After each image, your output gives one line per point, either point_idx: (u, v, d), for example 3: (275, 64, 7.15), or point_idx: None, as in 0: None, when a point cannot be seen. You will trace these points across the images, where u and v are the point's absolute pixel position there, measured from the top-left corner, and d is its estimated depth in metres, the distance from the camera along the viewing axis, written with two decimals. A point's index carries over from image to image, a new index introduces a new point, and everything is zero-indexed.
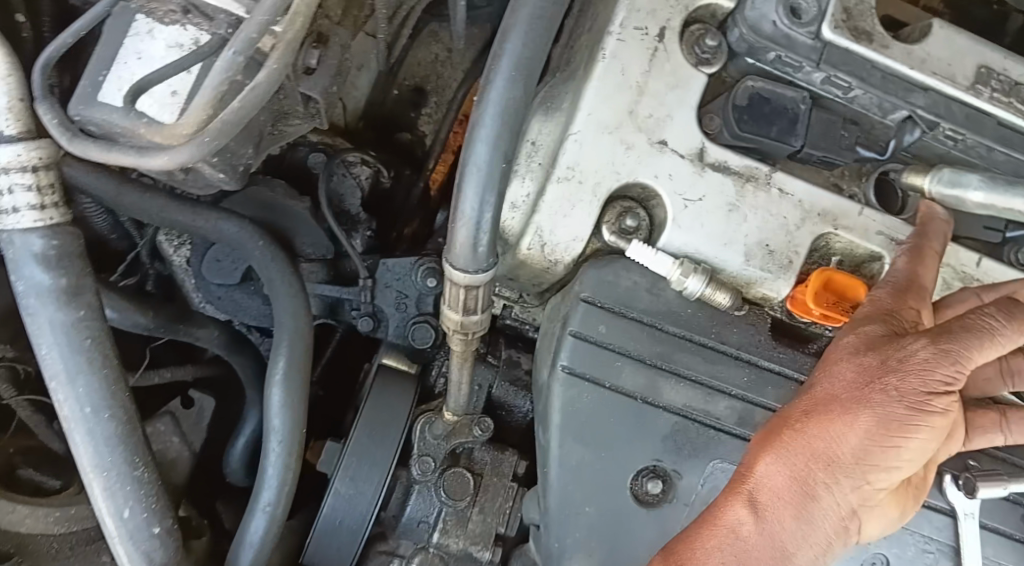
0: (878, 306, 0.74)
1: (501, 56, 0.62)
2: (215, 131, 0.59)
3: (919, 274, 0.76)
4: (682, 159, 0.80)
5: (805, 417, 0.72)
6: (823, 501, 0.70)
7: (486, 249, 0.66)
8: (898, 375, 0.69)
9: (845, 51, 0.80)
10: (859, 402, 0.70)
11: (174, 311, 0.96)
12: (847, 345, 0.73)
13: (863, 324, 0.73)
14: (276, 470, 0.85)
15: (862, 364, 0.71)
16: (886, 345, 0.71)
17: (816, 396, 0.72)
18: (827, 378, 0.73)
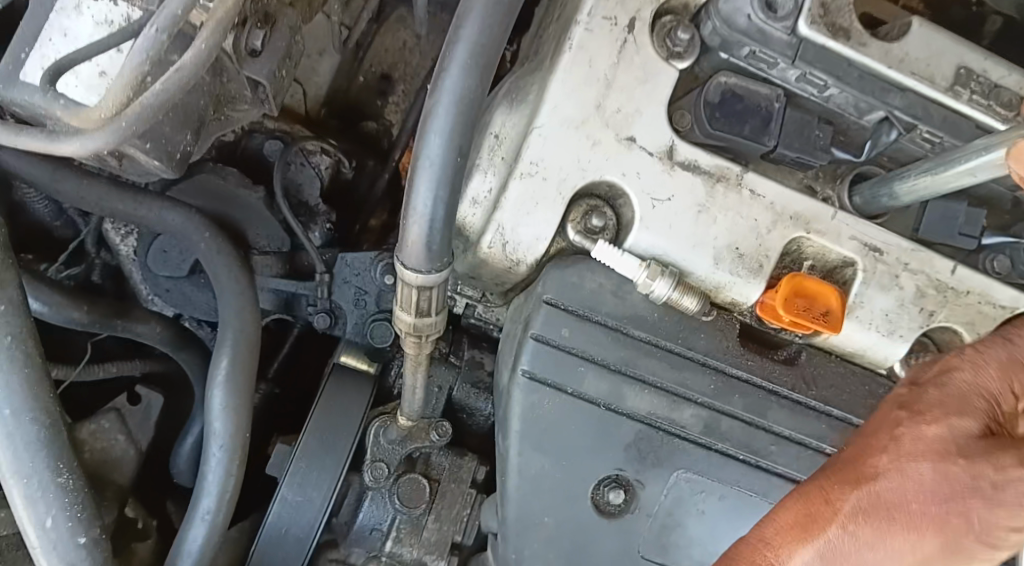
0: (979, 388, 0.62)
1: (458, 40, 0.57)
2: (134, 116, 0.54)
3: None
4: (651, 157, 0.76)
5: (860, 520, 0.59)
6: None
7: (440, 247, 0.62)
8: (987, 523, 0.58)
9: (822, 47, 0.76)
10: (929, 522, 0.58)
11: (110, 304, 0.90)
12: (958, 464, 0.59)
13: (969, 420, 0.60)
14: (216, 476, 0.81)
15: (948, 492, 0.58)
16: (964, 476, 0.58)
17: (880, 497, 0.60)
18: (904, 487, 0.59)
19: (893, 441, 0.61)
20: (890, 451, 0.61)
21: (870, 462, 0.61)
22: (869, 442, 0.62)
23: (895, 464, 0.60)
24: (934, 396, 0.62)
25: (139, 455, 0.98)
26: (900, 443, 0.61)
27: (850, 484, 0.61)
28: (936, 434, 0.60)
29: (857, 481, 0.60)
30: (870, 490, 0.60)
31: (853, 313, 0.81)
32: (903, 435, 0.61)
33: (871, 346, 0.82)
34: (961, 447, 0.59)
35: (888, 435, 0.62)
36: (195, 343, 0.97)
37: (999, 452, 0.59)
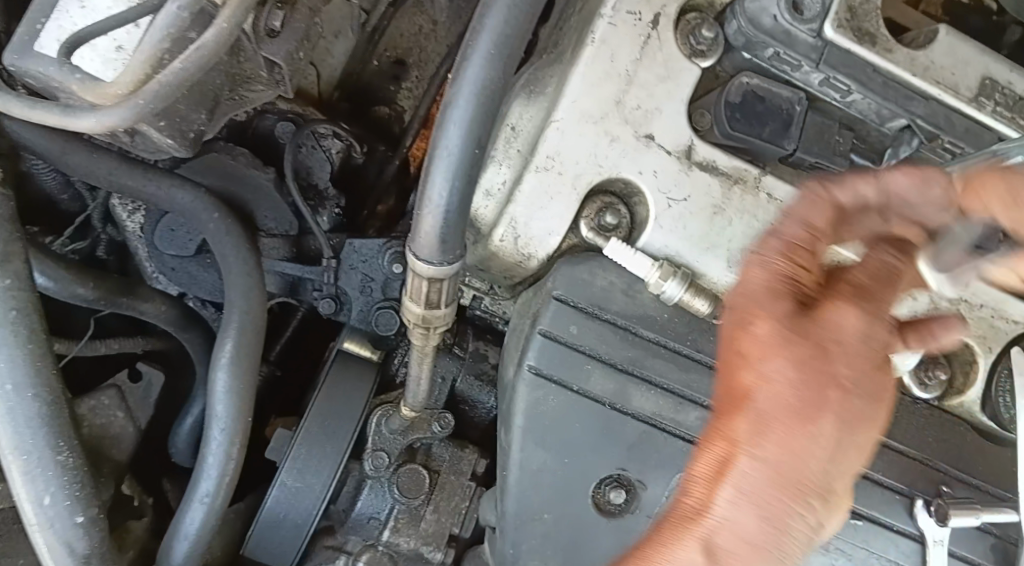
0: (786, 244, 0.56)
1: (482, 29, 0.56)
2: (151, 93, 0.52)
3: (913, 203, 0.58)
4: (669, 156, 0.75)
5: (753, 443, 0.52)
6: (794, 541, 0.53)
7: (454, 239, 0.61)
8: (858, 372, 0.53)
9: (845, 51, 0.75)
10: (814, 409, 0.52)
11: (118, 281, 0.90)
12: (798, 342, 0.53)
13: (780, 302, 0.54)
14: (216, 460, 0.81)
15: (808, 373, 0.52)
16: (806, 348, 0.53)
17: (756, 411, 0.53)
18: (774, 390, 0.53)
19: (742, 354, 0.54)
20: (747, 366, 0.54)
21: (738, 381, 0.54)
22: (738, 369, 0.54)
23: (759, 371, 0.53)
24: (755, 278, 0.56)
25: (137, 433, 0.98)
26: (751, 352, 0.54)
27: (732, 412, 0.54)
28: (767, 327, 0.53)
29: (738, 408, 0.54)
30: (751, 409, 0.53)
31: None
32: (746, 346, 0.54)
33: None
34: (792, 324, 0.53)
35: (734, 349, 0.55)
36: (201, 323, 0.97)
37: (820, 313, 0.53)
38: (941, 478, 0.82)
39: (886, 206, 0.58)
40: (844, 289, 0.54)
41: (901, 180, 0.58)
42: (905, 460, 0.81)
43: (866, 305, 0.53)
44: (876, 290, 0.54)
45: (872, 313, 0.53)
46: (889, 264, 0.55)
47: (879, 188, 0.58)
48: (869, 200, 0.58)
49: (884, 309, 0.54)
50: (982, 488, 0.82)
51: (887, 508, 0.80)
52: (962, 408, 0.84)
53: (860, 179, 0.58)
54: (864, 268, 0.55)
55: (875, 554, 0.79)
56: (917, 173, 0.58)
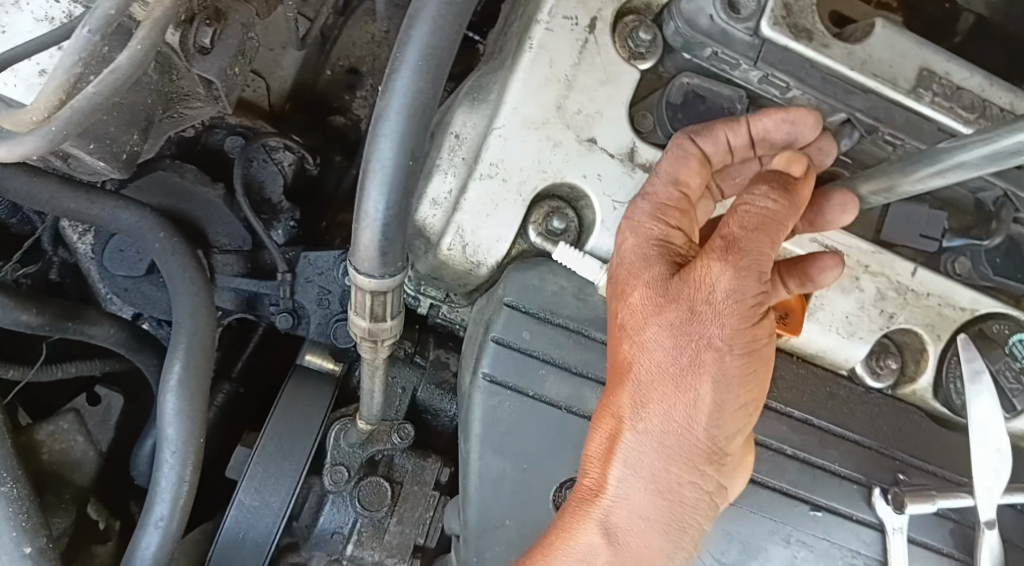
0: (655, 205, 0.65)
1: (409, 42, 0.56)
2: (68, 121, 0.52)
3: (776, 141, 0.67)
4: (613, 159, 0.75)
5: (636, 407, 0.64)
6: (686, 502, 0.65)
7: (394, 252, 0.61)
8: (730, 333, 0.61)
9: (783, 48, 0.75)
10: (690, 369, 0.62)
11: (61, 306, 0.88)
12: (671, 310, 0.62)
13: (653, 268, 0.63)
14: (170, 482, 0.80)
15: (680, 340, 0.62)
16: (679, 313, 0.62)
17: (638, 379, 0.64)
18: (651, 358, 0.63)
19: (620, 328, 0.65)
20: (627, 339, 0.64)
21: (621, 355, 0.65)
22: (619, 346, 0.65)
23: (636, 344, 0.64)
24: (631, 246, 0.65)
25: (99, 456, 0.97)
26: (630, 324, 0.64)
27: (619, 383, 0.65)
28: (640, 298, 0.64)
29: (622, 379, 0.65)
30: (633, 379, 0.64)
31: (814, 315, 0.82)
32: (625, 320, 0.64)
33: (833, 347, 0.83)
34: (664, 291, 0.62)
35: (616, 325, 0.66)
36: (154, 344, 0.95)
37: (691, 272, 0.62)
38: (897, 467, 0.82)
39: (755, 146, 0.67)
40: (716, 245, 0.61)
41: (767, 123, 0.66)
42: (861, 451, 0.82)
43: (733, 259, 0.60)
44: (745, 241, 0.61)
45: (742, 266, 0.60)
46: (767, 210, 0.61)
47: (743, 135, 0.66)
48: (735, 145, 0.67)
49: (754, 259, 0.60)
50: (937, 473, 0.83)
51: (845, 498, 0.80)
52: (914, 395, 0.86)
53: (725, 129, 0.66)
54: (734, 218, 0.61)
55: (836, 544, 0.79)
56: (780, 117, 0.66)
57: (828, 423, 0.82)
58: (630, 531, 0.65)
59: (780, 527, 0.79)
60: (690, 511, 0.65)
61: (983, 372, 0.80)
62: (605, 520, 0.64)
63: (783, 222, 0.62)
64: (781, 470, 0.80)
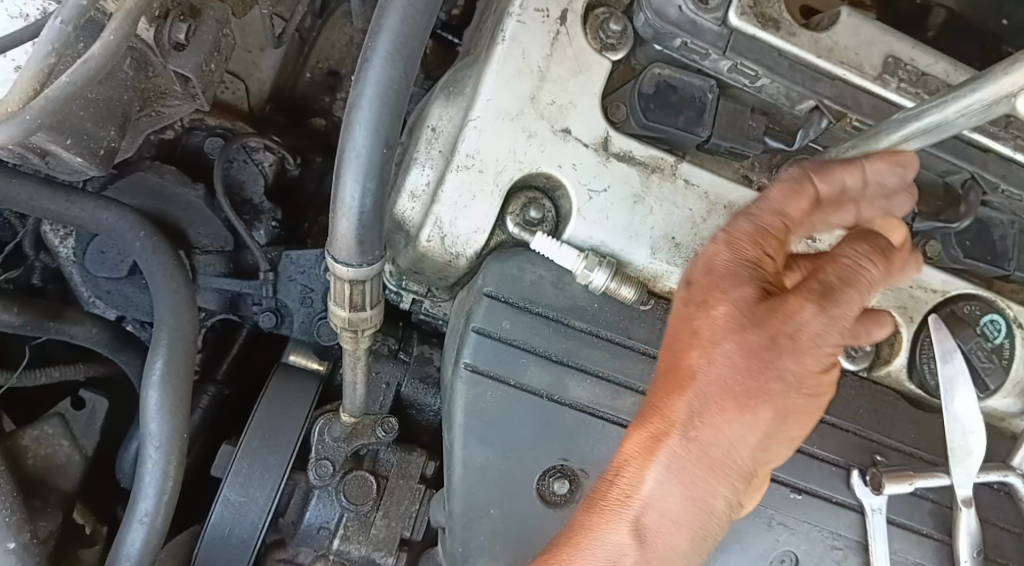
0: (756, 228, 0.64)
1: (381, 31, 0.57)
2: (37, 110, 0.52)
3: (875, 195, 0.69)
4: (587, 149, 0.77)
5: (697, 419, 0.61)
6: (713, 516, 0.64)
7: (371, 240, 0.61)
8: (802, 371, 0.61)
9: (752, 38, 0.77)
10: (758, 395, 0.61)
11: (42, 306, 0.88)
12: (754, 335, 0.60)
13: (744, 288, 0.61)
14: (153, 479, 0.80)
15: (754, 364, 0.60)
16: (761, 340, 0.60)
17: (700, 389, 0.61)
18: (719, 372, 0.61)
19: (692, 333, 0.62)
20: (698, 346, 0.62)
21: (685, 360, 0.62)
22: (682, 351, 0.63)
23: (706, 352, 0.61)
24: (722, 260, 0.63)
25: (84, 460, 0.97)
26: (705, 335, 0.62)
27: (679, 388, 0.62)
28: (724, 311, 0.61)
29: (682, 385, 0.62)
30: (696, 388, 0.61)
31: None
32: (700, 325, 0.62)
33: None
34: (751, 314, 0.61)
35: (685, 329, 0.63)
36: (137, 344, 0.96)
37: (783, 304, 0.60)
38: (874, 448, 0.84)
39: (859, 194, 0.68)
40: (813, 287, 0.61)
41: (879, 166, 0.68)
42: (839, 434, 0.83)
43: (828, 308, 0.60)
44: (839, 291, 0.60)
45: (835, 318, 0.60)
46: (864, 267, 0.62)
47: (859, 177, 0.67)
48: (851, 188, 0.68)
49: (844, 313, 0.60)
50: (914, 454, 0.84)
51: (825, 481, 0.82)
52: (890, 377, 0.87)
53: (846, 170, 0.67)
54: (834, 267, 0.61)
55: (816, 526, 0.81)
56: (890, 163, 0.67)
57: None
58: (659, 534, 0.63)
59: (761, 509, 0.80)
60: (715, 525, 0.64)
61: (956, 352, 0.81)
62: (636, 521, 0.62)
63: (875, 285, 0.62)
64: None
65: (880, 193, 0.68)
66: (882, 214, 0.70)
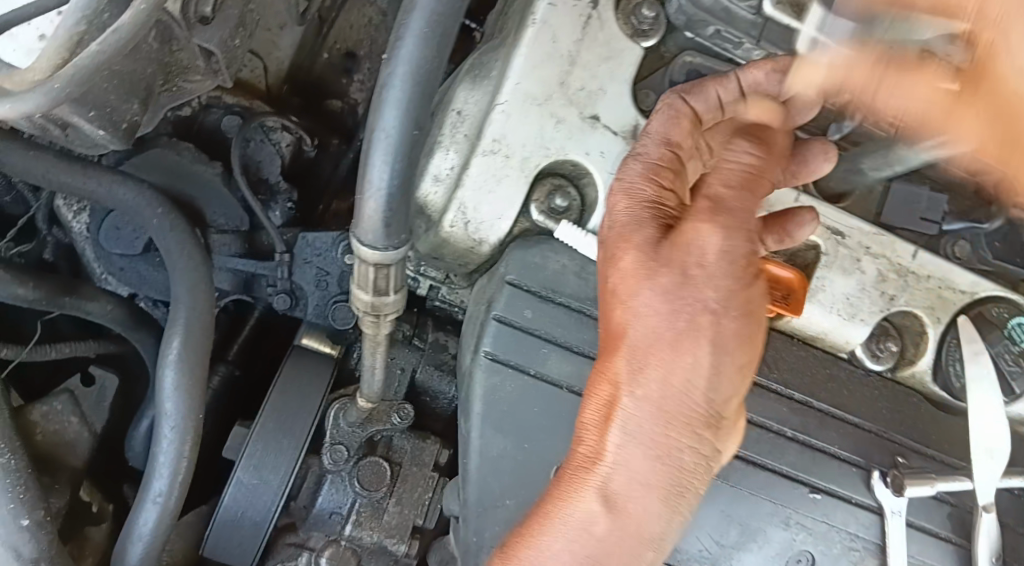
0: (649, 165, 0.65)
1: (414, 9, 0.55)
2: (67, 78, 0.51)
3: (767, 86, 0.67)
4: (616, 137, 0.75)
5: (632, 374, 0.61)
6: (689, 471, 0.63)
7: (397, 224, 0.60)
8: (724, 293, 0.60)
9: (786, 27, 0.73)
10: (687, 334, 0.60)
11: (58, 281, 0.87)
12: (663, 273, 0.61)
13: (644, 231, 0.62)
14: (168, 459, 0.79)
15: (676, 303, 0.60)
16: (672, 276, 0.60)
17: (631, 344, 0.61)
18: (647, 323, 0.61)
19: (613, 292, 0.63)
20: (620, 304, 0.62)
21: (614, 322, 0.63)
22: (608, 314, 0.63)
23: (627, 308, 0.62)
24: (624, 206, 0.64)
25: (93, 438, 0.96)
26: (623, 288, 0.62)
27: (612, 352, 0.62)
28: (633, 262, 0.62)
29: (615, 348, 0.62)
30: (628, 345, 0.62)
31: (814, 297, 0.83)
32: (619, 283, 0.62)
33: (832, 329, 0.83)
34: (655, 255, 0.61)
35: (608, 291, 0.63)
36: (151, 323, 0.95)
37: (680, 235, 0.61)
38: (895, 450, 0.83)
39: (746, 100, 0.68)
40: (701, 206, 0.60)
41: (758, 75, 0.67)
42: (861, 433, 0.82)
43: (721, 220, 0.60)
44: (728, 200, 0.60)
45: (729, 226, 0.60)
46: (748, 165, 0.62)
47: (734, 90, 0.68)
48: (726, 101, 0.68)
49: (740, 215, 0.60)
50: (935, 456, 0.83)
51: (845, 481, 0.81)
52: (913, 378, 0.85)
53: (716, 85, 0.67)
54: (717, 177, 0.61)
55: (835, 526, 0.80)
56: (769, 68, 0.67)
57: (829, 406, 0.82)
58: (629, 498, 0.62)
59: (780, 509, 0.79)
60: (693, 476, 0.63)
61: (983, 354, 0.81)
62: (602, 487, 0.62)
63: (764, 176, 0.62)
64: (781, 451, 0.80)
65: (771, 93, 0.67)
66: (765, 104, 0.65)
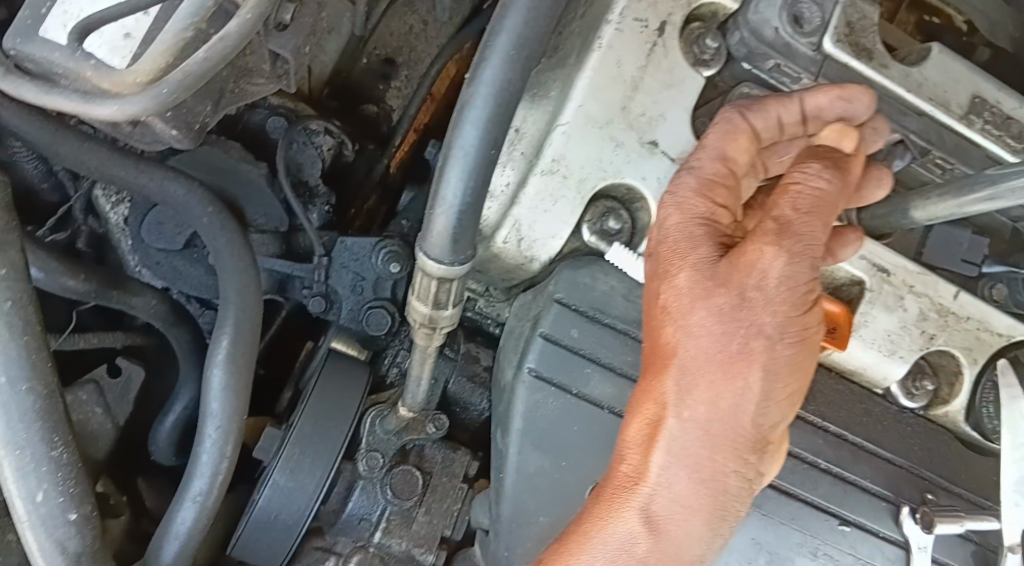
0: (702, 181, 0.67)
1: (502, 30, 0.56)
2: (172, 83, 0.52)
3: (829, 115, 0.69)
4: (672, 163, 0.76)
5: (679, 394, 0.64)
6: (730, 494, 0.66)
7: (467, 239, 0.61)
8: (781, 320, 0.62)
9: (845, 65, 0.77)
10: (738, 358, 0.63)
11: (106, 274, 0.88)
12: (720, 295, 0.63)
13: (700, 249, 0.64)
14: (209, 458, 0.79)
15: (729, 326, 0.63)
16: (728, 299, 0.63)
17: (680, 365, 0.65)
18: (697, 344, 0.64)
19: (663, 311, 0.66)
20: (670, 323, 0.65)
21: (663, 340, 0.66)
22: (657, 331, 0.66)
23: (679, 328, 0.65)
24: (675, 223, 0.66)
25: (115, 430, 0.96)
26: (675, 308, 0.65)
27: (659, 369, 0.66)
28: (687, 282, 0.64)
29: (663, 366, 0.65)
30: (674, 365, 0.65)
31: (857, 332, 0.83)
32: (670, 302, 0.65)
33: (868, 364, 0.84)
34: (712, 274, 0.64)
35: (658, 308, 0.66)
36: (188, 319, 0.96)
37: (740, 257, 0.62)
38: (924, 487, 0.83)
39: (807, 124, 0.69)
40: (769, 228, 0.62)
41: (821, 100, 0.68)
42: (892, 468, 0.83)
43: (787, 244, 0.61)
44: (795, 225, 0.62)
45: (794, 250, 0.61)
46: (819, 188, 0.63)
47: (798, 112, 0.68)
48: (787, 122, 0.69)
49: (804, 244, 0.62)
50: (963, 495, 0.84)
51: (874, 515, 0.81)
52: (946, 416, 0.86)
53: (779, 106, 0.68)
54: (787, 200, 0.63)
55: (862, 560, 0.80)
56: (835, 95, 0.68)
57: (862, 440, 0.83)
58: (671, 521, 0.65)
59: (807, 539, 0.79)
60: (732, 499, 0.66)
61: (1019, 399, 0.80)
62: (645, 507, 0.65)
63: (833, 201, 0.64)
64: (814, 482, 0.81)
65: (835, 121, 0.68)
66: (835, 125, 0.69)
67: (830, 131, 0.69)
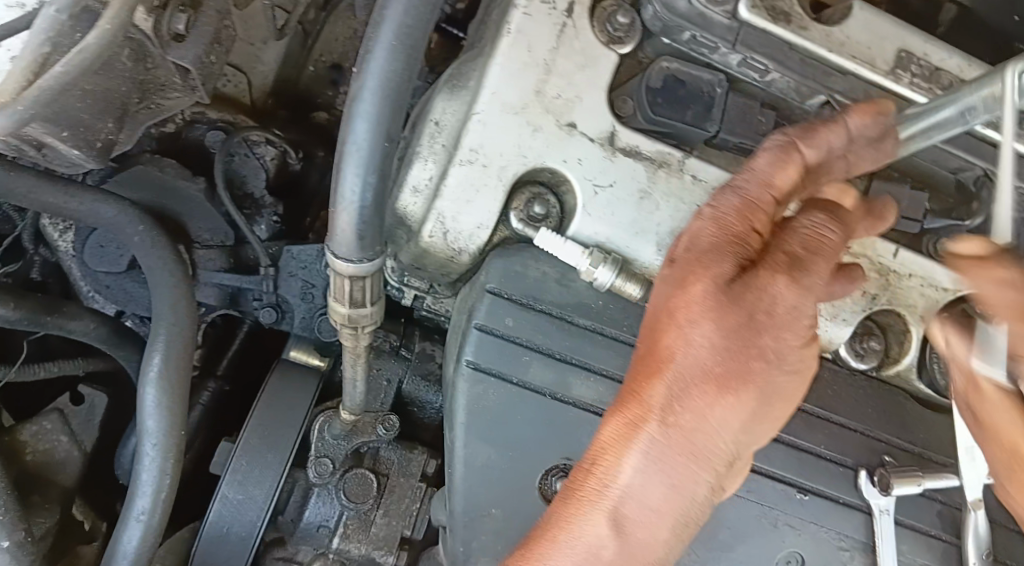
0: (743, 201, 0.64)
1: (383, 22, 0.56)
2: (31, 99, 0.57)
3: (864, 150, 0.67)
4: (592, 143, 0.75)
5: (670, 401, 0.61)
6: (695, 501, 0.63)
7: (371, 236, 0.61)
8: (781, 348, 0.61)
9: (761, 32, 0.75)
10: (740, 377, 0.61)
11: (47, 301, 0.88)
12: (732, 314, 0.60)
13: (724, 263, 0.62)
14: (150, 475, 0.80)
15: (734, 344, 0.61)
16: (738, 318, 0.60)
17: (676, 371, 0.61)
18: (695, 353, 0.61)
19: (669, 314, 0.62)
20: (673, 326, 0.62)
21: (663, 344, 0.62)
22: (659, 333, 0.63)
23: (681, 332, 0.61)
24: (706, 236, 0.63)
25: (83, 458, 0.94)
26: (682, 313, 0.62)
27: (653, 373, 0.62)
28: (702, 289, 0.61)
29: (659, 369, 0.62)
30: (670, 370, 0.62)
31: None
32: (679, 306, 0.62)
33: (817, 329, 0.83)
34: (729, 292, 0.61)
35: (663, 310, 0.63)
36: (135, 339, 0.95)
37: (755, 279, 0.61)
38: (881, 450, 0.82)
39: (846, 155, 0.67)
40: (781, 259, 0.61)
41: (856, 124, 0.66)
42: (848, 434, 0.82)
43: (798, 278, 0.60)
44: (807, 260, 0.61)
45: (804, 288, 0.61)
46: (822, 233, 0.62)
47: (844, 136, 0.66)
48: (835, 148, 0.66)
49: (814, 282, 0.61)
50: (922, 455, 0.83)
51: (832, 482, 0.80)
52: (899, 376, 0.85)
53: (829, 132, 0.65)
54: (797, 237, 0.62)
55: (824, 527, 0.79)
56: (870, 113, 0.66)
57: (815, 407, 0.82)
58: (639, 524, 0.62)
59: (767, 511, 0.79)
60: (695, 508, 0.64)
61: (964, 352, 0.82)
62: (615, 509, 0.62)
63: (835, 251, 0.63)
64: (767, 454, 0.80)
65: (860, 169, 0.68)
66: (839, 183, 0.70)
67: (832, 187, 0.70)
